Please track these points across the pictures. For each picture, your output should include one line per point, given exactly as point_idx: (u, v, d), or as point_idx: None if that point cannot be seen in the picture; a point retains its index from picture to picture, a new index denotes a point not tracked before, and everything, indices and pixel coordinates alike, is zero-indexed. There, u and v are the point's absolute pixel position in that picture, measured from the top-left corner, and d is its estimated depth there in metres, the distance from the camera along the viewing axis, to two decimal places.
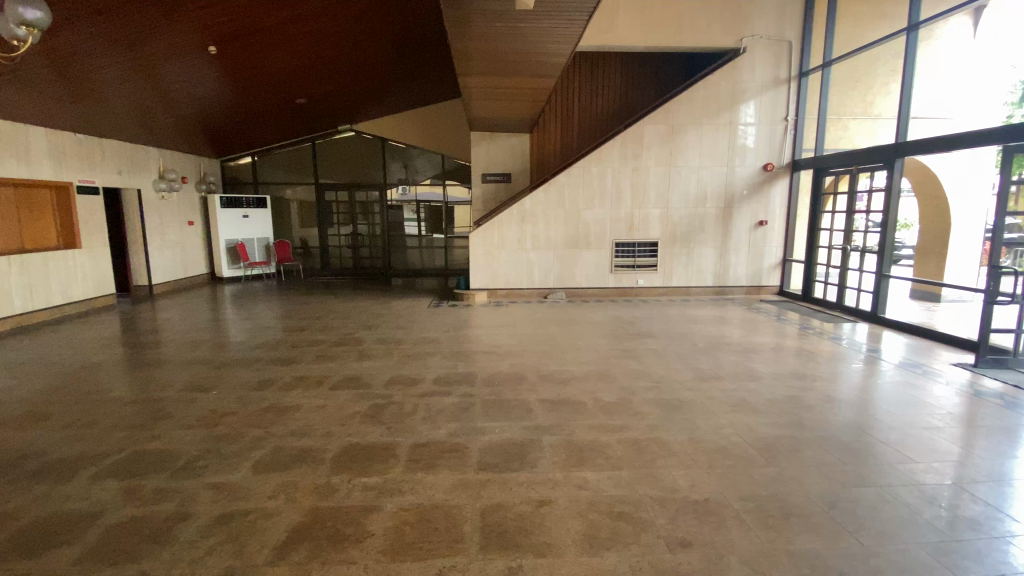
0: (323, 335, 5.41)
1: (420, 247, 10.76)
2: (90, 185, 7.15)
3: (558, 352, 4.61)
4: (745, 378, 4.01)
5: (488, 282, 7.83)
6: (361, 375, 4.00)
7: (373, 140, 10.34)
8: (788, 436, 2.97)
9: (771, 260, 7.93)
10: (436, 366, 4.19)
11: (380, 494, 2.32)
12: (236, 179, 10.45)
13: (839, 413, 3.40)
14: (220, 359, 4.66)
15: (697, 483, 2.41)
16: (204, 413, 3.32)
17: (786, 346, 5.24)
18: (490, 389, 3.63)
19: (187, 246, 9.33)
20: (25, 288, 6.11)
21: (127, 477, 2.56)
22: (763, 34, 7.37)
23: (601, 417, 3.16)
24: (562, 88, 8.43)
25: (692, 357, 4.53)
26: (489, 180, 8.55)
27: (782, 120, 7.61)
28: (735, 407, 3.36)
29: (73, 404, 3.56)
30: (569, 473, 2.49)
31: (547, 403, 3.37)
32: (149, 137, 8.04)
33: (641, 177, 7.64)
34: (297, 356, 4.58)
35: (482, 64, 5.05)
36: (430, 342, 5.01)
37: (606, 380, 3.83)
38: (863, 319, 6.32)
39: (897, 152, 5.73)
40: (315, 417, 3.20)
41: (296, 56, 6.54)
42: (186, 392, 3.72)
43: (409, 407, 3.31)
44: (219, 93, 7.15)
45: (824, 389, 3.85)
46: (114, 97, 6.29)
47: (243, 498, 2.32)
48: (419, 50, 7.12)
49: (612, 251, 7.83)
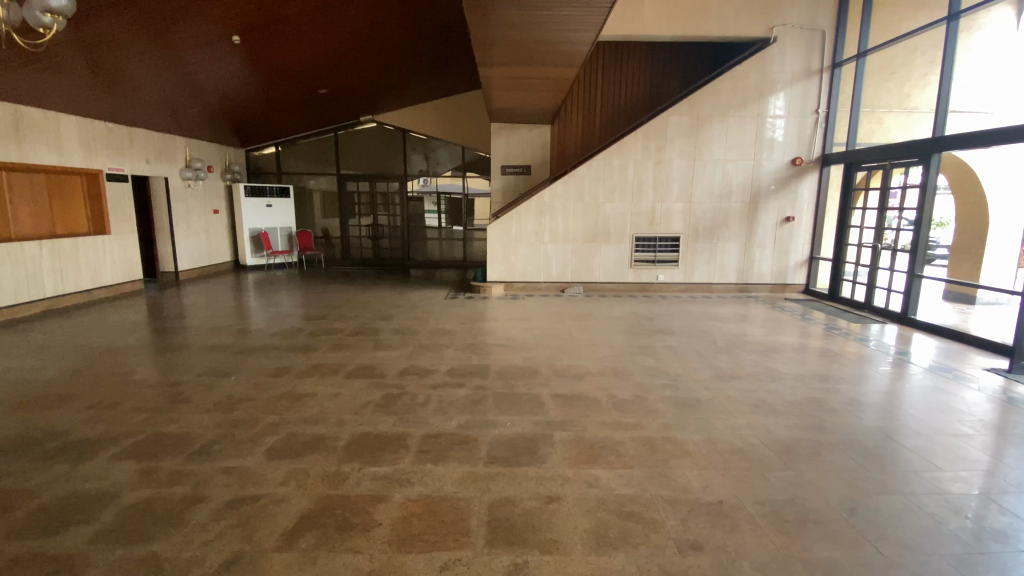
0: (341, 324, 5.46)
1: (440, 239, 10.81)
2: (118, 173, 7.32)
3: (573, 347, 4.56)
4: (765, 378, 3.89)
5: (506, 275, 7.79)
6: (376, 364, 4.02)
7: (394, 131, 10.38)
8: (808, 440, 2.87)
9: (797, 258, 7.71)
10: (450, 358, 4.18)
11: (389, 484, 2.32)
12: (260, 169, 10.59)
13: (862, 417, 3.28)
14: (239, 345, 4.74)
15: (710, 486, 2.35)
16: (221, 398, 3.38)
17: (810, 346, 5.08)
18: (502, 382, 3.60)
19: (212, 234, 9.51)
20: (55, 272, 6.31)
21: (145, 458, 2.62)
22: (795, 23, 7.11)
23: (613, 414, 3.11)
24: (585, 78, 8.31)
25: (711, 356, 4.43)
26: (508, 172, 8.46)
27: (813, 112, 7.37)
28: (754, 408, 3.27)
29: (97, 386, 3.67)
30: (579, 470, 2.46)
31: (560, 398, 3.34)
32: (177, 127, 8.22)
33: (665, 170, 7.48)
34: (314, 344, 4.63)
35: (503, 53, 4.98)
36: (446, 333, 5.01)
37: (621, 377, 3.78)
38: (892, 320, 6.11)
39: (934, 146, 5.49)
40: (329, 405, 3.23)
41: (318, 46, 6.55)
42: (205, 377, 3.80)
43: (422, 398, 3.31)
44: (244, 82, 7.22)
45: (848, 392, 3.73)
46: (142, 85, 6.43)
47: (254, 484, 2.34)
48: (441, 41, 7.09)
49: (632, 245, 7.71)
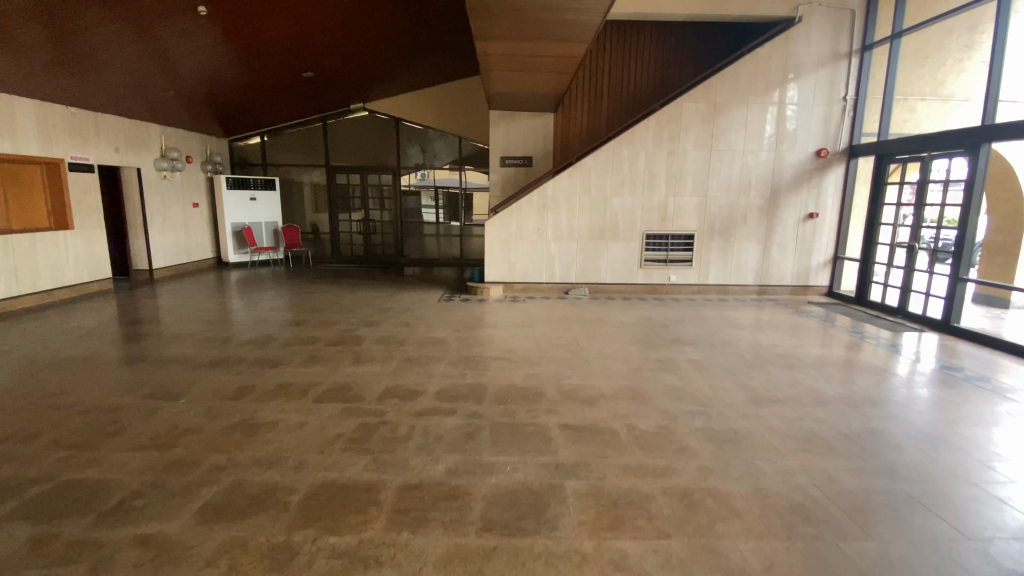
0: (320, 332, 4.87)
1: (438, 235, 10.22)
2: (83, 163, 6.71)
3: (582, 361, 3.98)
4: (809, 403, 3.31)
5: (505, 275, 7.21)
6: (352, 384, 3.43)
7: (387, 121, 9.77)
8: (880, 491, 2.31)
9: (820, 258, 7.15)
10: (440, 375, 3.60)
11: (350, 566, 1.75)
12: (244, 160, 9.98)
13: (934, 455, 2.71)
14: (202, 356, 4.16)
15: (774, 566, 1.79)
16: (162, 429, 2.81)
17: (847, 360, 4.51)
18: (501, 409, 3.02)
19: (191, 228, 8.90)
20: (9, 271, 5.74)
21: (45, 520, 2.05)
22: (822, 0, 6.52)
23: (637, 454, 2.54)
24: (591, 62, 7.69)
25: (741, 372, 3.87)
26: (508, 164, 7.87)
27: (840, 99, 6.79)
28: (805, 445, 2.70)
29: (20, 411, 3.09)
30: (600, 542, 1.88)
31: (570, 432, 2.75)
32: (150, 113, 7.63)
33: (678, 161, 6.90)
34: (285, 356, 4.05)
35: (503, 25, 4.37)
36: (436, 343, 4.43)
37: (641, 402, 3.19)
38: (932, 328, 5.54)
39: (984, 136, 4.90)
40: (289, 440, 2.65)
41: (297, 21, 5.91)
42: (149, 400, 3.22)
43: (403, 431, 2.72)
44: (219, 63, 6.61)
45: (906, 421, 3.16)
46: (107, 63, 5.83)
47: (171, 564, 1.77)
48: (435, 19, 6.50)
49: (642, 243, 7.13)
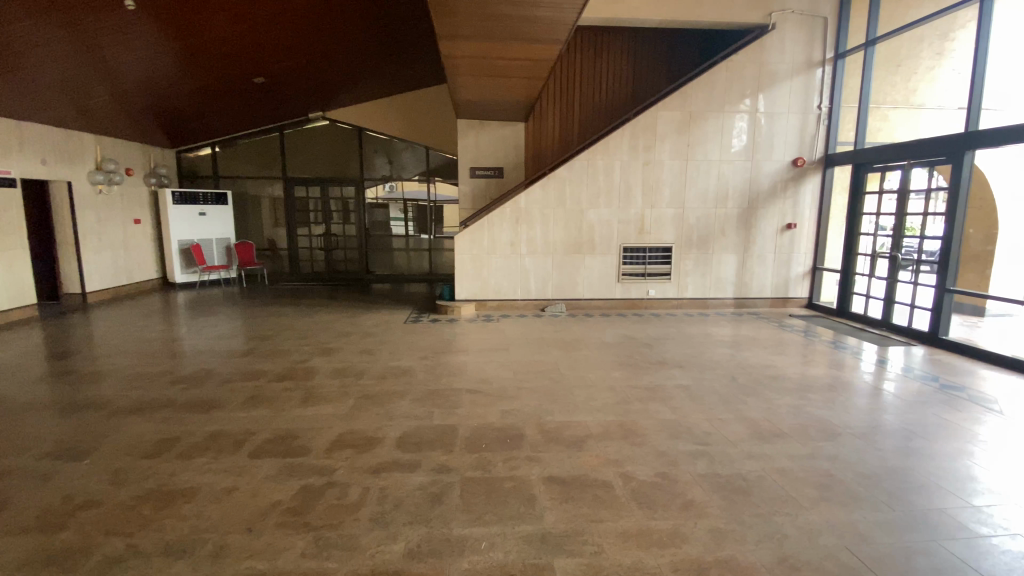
0: (269, 364, 4.33)
1: (406, 249, 9.75)
2: (3, 177, 5.99)
3: (563, 392, 3.58)
4: (816, 437, 2.98)
5: (477, 292, 6.78)
6: (300, 430, 2.94)
7: (350, 130, 9.27)
8: (924, 554, 1.95)
9: (799, 269, 6.99)
10: (403, 416, 3.13)
11: None
12: (194, 172, 9.29)
13: (966, 498, 2.38)
14: (124, 398, 3.57)
15: None
16: (53, 503, 2.26)
17: (843, 379, 4.24)
18: (474, 459, 2.58)
19: (132, 246, 8.16)
20: None
21: None
22: (795, 8, 6.41)
23: (637, 514, 2.14)
24: (561, 69, 7.41)
25: (737, 400, 3.54)
26: (478, 175, 7.49)
27: (815, 108, 6.68)
28: (826, 493, 2.35)
29: None
30: None
31: (556, 487, 2.33)
32: (83, 122, 6.95)
33: (655, 171, 6.65)
34: (222, 397, 3.50)
35: (469, 23, 4.00)
36: (400, 374, 3.96)
37: (634, 443, 2.81)
38: (919, 340, 5.35)
39: (968, 143, 4.75)
40: (212, 514, 2.14)
41: (245, 19, 5.40)
42: (46, 461, 2.65)
43: (355, 495, 2.25)
44: (159, 65, 6.02)
45: (924, 454, 2.84)
46: (27, 65, 5.19)
47: None
48: (397, 19, 6.08)
49: (619, 257, 6.82)
